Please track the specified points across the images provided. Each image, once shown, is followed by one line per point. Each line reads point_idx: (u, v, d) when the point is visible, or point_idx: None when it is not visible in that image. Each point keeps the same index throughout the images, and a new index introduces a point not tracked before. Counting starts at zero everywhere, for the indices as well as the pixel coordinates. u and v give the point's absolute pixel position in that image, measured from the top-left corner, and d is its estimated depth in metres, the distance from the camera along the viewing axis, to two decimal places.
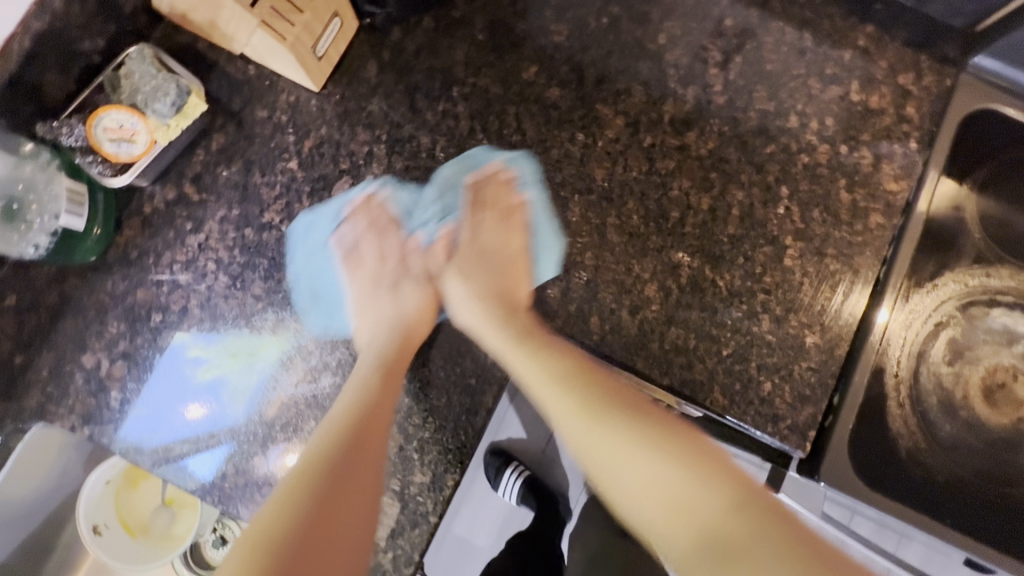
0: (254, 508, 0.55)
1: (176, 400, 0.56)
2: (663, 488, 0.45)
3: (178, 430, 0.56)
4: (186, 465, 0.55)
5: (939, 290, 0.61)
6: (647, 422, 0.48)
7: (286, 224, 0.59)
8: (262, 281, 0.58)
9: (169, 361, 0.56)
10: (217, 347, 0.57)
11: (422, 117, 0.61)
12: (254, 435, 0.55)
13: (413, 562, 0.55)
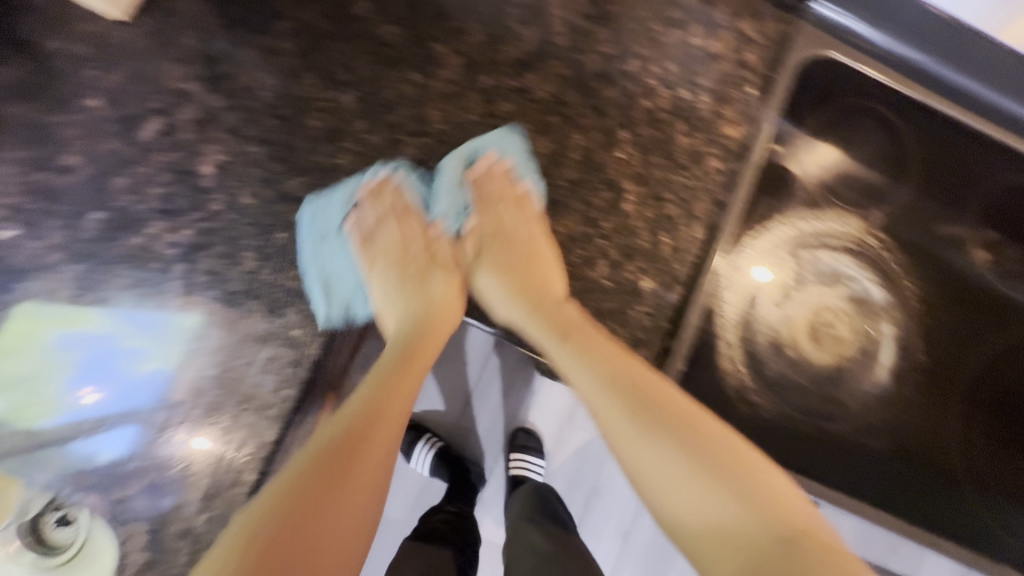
0: (159, 495, 0.54)
1: (86, 374, 0.52)
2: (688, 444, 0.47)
3: (77, 411, 0.52)
4: (89, 443, 0.53)
5: (768, 234, 0.63)
6: (692, 433, 0.47)
7: (86, 167, 0.54)
8: (60, 229, 0.53)
9: (91, 337, 0.53)
10: (154, 335, 0.53)
11: (242, 51, 0.57)
12: (161, 419, 0.53)
13: (234, 520, 0.53)
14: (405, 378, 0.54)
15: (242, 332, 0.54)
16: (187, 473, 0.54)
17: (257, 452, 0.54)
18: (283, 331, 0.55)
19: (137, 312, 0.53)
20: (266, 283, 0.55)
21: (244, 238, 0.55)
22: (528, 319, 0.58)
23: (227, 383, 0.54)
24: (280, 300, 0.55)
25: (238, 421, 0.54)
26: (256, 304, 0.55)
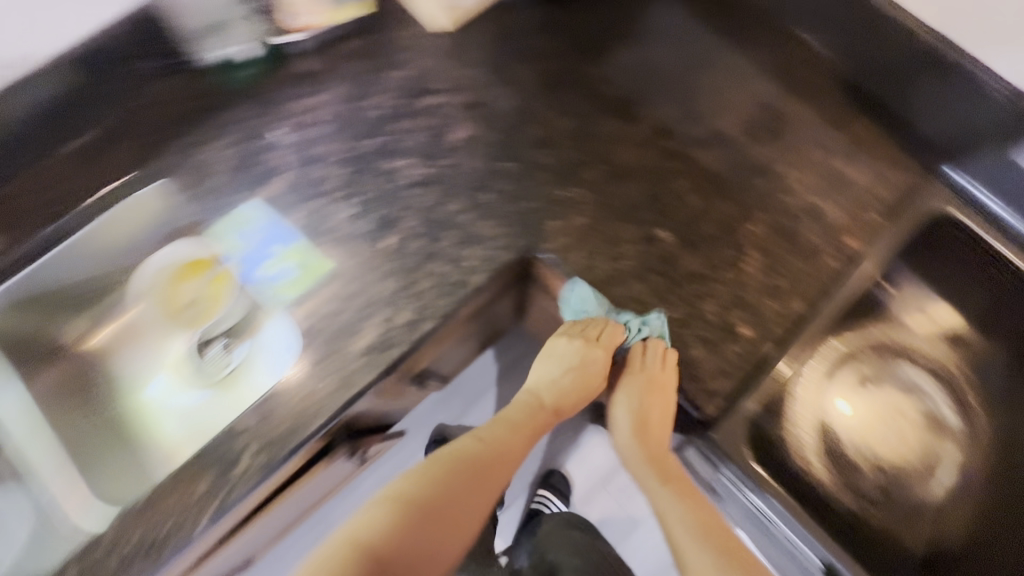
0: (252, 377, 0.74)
1: (249, 271, 0.77)
2: (670, 507, 0.71)
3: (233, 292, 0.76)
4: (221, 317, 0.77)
5: (859, 335, 0.83)
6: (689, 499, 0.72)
7: (382, 112, 0.80)
8: (350, 142, 0.79)
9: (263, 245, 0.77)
10: (292, 272, 0.74)
11: (505, 76, 0.83)
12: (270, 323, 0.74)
13: (372, 374, 0.69)
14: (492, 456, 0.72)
15: (432, 249, 0.74)
16: (353, 329, 0.71)
17: (408, 334, 0.70)
18: (460, 258, 0.74)
19: (375, 212, 0.76)
20: (463, 224, 0.75)
21: (461, 189, 0.77)
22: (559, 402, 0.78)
23: (408, 278, 0.73)
24: (468, 238, 0.74)
25: (404, 307, 0.71)
26: (450, 234, 0.75)
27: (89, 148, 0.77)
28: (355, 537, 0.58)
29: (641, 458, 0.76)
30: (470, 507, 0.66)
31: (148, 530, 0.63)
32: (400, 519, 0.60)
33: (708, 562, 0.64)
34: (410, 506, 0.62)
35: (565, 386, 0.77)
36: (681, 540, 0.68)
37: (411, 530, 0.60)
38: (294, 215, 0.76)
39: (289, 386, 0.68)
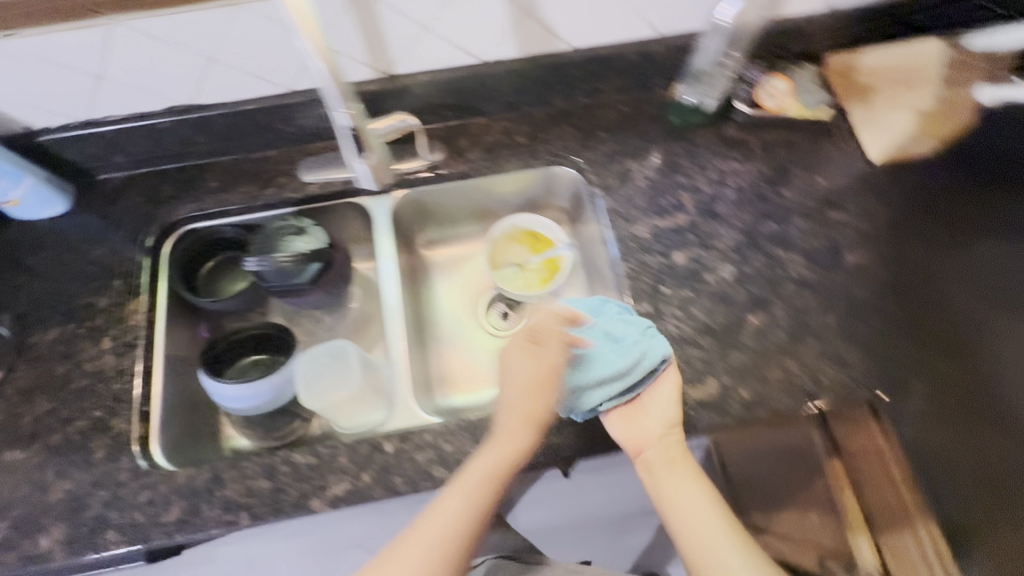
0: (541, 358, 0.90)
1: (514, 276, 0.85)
2: (700, 518, 0.66)
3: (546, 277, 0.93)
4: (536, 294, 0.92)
5: None
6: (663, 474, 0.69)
7: (790, 202, 0.83)
8: (752, 215, 0.82)
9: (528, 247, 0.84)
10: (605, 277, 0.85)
11: (921, 224, 0.81)
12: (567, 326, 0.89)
13: (699, 429, 0.71)
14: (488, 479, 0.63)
15: (792, 349, 0.75)
16: (694, 378, 0.73)
17: (745, 411, 0.72)
18: (817, 370, 0.74)
19: (751, 287, 0.78)
20: (830, 341, 0.75)
21: (839, 307, 0.77)
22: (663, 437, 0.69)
23: (761, 361, 0.74)
24: (830, 356, 0.74)
25: (749, 385, 0.73)
26: (815, 345, 0.75)
27: (544, 117, 0.88)
28: (399, 547, 0.61)
29: (526, 384, 0.68)
30: (455, 506, 0.62)
31: (466, 447, 0.70)
32: (418, 549, 0.60)
33: (718, 558, 0.63)
34: (447, 542, 0.61)
35: (657, 434, 0.69)
36: (706, 556, 0.64)
37: (442, 541, 0.61)
38: (680, 251, 0.80)
39: (624, 396, 0.72)
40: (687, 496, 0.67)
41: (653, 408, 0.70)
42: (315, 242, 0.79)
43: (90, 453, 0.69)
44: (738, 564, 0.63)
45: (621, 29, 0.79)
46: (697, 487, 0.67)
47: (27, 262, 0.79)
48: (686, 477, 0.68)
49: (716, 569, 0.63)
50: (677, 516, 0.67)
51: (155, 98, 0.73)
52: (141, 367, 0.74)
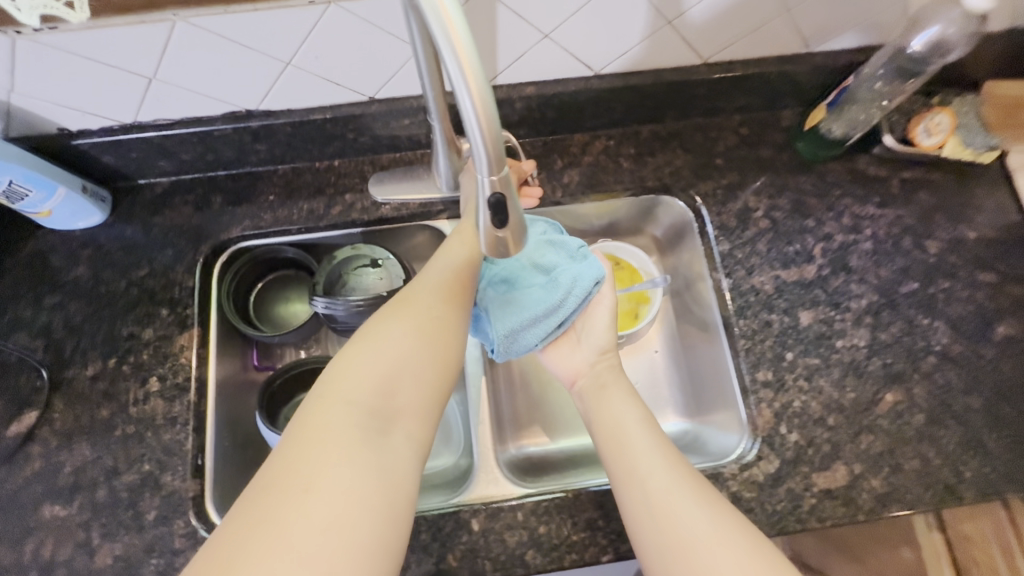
0: None
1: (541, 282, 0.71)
2: (639, 450, 0.55)
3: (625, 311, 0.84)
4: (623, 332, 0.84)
5: None
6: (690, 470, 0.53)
7: (935, 258, 0.72)
8: (889, 272, 0.71)
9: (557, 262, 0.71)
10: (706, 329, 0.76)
11: None
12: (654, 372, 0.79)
13: (822, 524, 0.62)
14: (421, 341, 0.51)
15: (933, 434, 0.65)
16: (820, 465, 0.64)
17: (875, 506, 0.63)
18: (961, 463, 0.64)
19: (887, 358, 0.68)
20: (976, 427, 0.65)
21: (989, 389, 0.67)
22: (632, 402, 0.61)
23: (895, 448, 0.65)
24: (975, 445, 0.65)
25: (880, 475, 0.64)
26: (959, 431, 0.65)
27: (652, 136, 0.76)
28: (330, 391, 0.46)
29: (446, 248, 0.59)
30: (392, 337, 0.50)
31: (562, 530, 0.62)
32: (334, 402, 0.45)
33: (682, 514, 0.49)
34: (392, 380, 0.48)
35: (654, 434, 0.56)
36: (666, 513, 0.50)
37: (359, 408, 0.45)
38: (805, 310, 0.70)
39: (739, 480, 0.64)
40: (648, 451, 0.54)
41: (628, 399, 0.61)
42: (390, 278, 0.69)
43: (140, 514, 0.61)
44: (703, 525, 0.48)
45: (772, 47, 0.66)
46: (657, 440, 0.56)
47: (62, 281, 0.69)
48: (622, 397, 0.61)
49: (683, 528, 0.49)
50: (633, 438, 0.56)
51: (215, 103, 0.61)
52: (194, 415, 0.65)
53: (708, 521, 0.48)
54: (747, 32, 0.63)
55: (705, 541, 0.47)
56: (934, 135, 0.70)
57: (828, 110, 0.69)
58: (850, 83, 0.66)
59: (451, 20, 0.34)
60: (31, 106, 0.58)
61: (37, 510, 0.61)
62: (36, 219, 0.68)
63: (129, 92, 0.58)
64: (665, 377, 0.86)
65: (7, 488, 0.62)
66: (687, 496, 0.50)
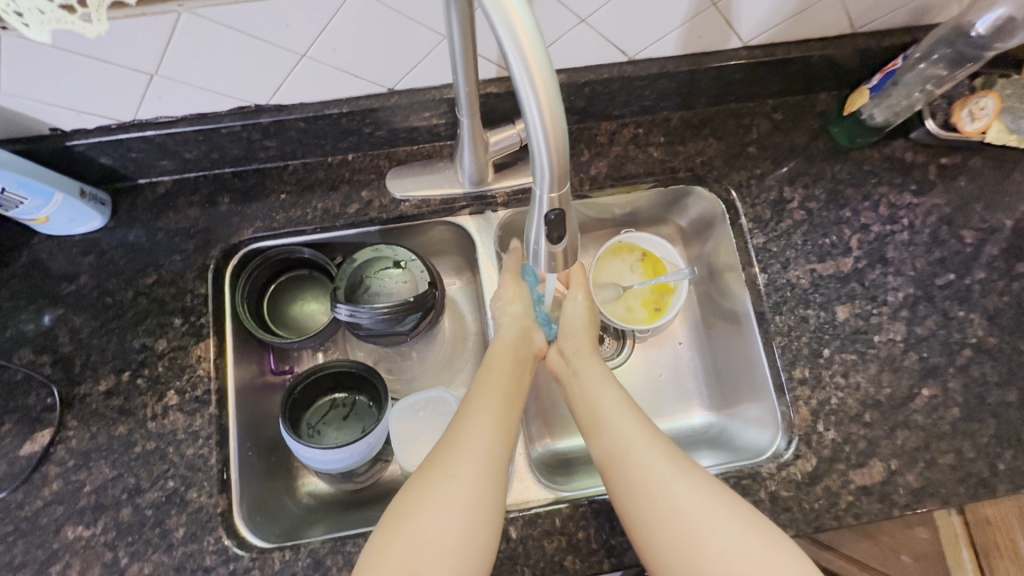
0: (652, 403, 0.81)
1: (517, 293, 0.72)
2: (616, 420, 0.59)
3: (649, 307, 0.82)
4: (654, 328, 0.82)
5: None
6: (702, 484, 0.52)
7: (970, 248, 0.70)
8: (924, 263, 0.70)
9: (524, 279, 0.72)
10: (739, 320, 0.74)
11: None
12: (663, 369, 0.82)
13: (859, 519, 0.62)
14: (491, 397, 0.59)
15: (969, 428, 0.65)
16: (858, 462, 0.64)
17: (910, 500, 0.63)
18: (994, 456, 0.64)
19: (922, 352, 0.67)
20: (1007, 419, 0.65)
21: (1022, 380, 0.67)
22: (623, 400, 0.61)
23: (930, 442, 0.64)
24: (1006, 438, 0.65)
25: (916, 470, 0.64)
26: (993, 424, 0.65)
27: (681, 124, 0.72)
28: (430, 467, 0.52)
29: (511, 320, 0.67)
30: (481, 431, 0.55)
31: (600, 535, 0.61)
32: (447, 475, 0.51)
33: (671, 479, 0.52)
34: (488, 469, 0.52)
35: (655, 441, 0.56)
36: (654, 488, 0.52)
37: (474, 487, 0.51)
38: (842, 304, 0.68)
39: (777, 480, 0.63)
40: (645, 432, 0.57)
41: (609, 396, 0.62)
42: (415, 280, 0.66)
43: (168, 532, 0.59)
44: (692, 500, 0.51)
45: (815, 29, 0.63)
46: (628, 407, 0.60)
47: (66, 291, 0.65)
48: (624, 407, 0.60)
49: (670, 505, 0.51)
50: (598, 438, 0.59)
51: (223, 98, 0.57)
52: (217, 428, 0.62)
53: (719, 518, 0.49)
54: (792, 14, 0.59)
55: (715, 540, 0.48)
56: (978, 120, 0.67)
57: (871, 94, 0.67)
58: (897, 67, 0.64)
59: (513, 8, 0.31)
60: (20, 106, 0.53)
61: (60, 532, 0.59)
62: (31, 226, 0.63)
63: (130, 89, 0.53)
64: (691, 369, 0.82)
65: (25, 511, 0.59)
66: (674, 479, 0.52)
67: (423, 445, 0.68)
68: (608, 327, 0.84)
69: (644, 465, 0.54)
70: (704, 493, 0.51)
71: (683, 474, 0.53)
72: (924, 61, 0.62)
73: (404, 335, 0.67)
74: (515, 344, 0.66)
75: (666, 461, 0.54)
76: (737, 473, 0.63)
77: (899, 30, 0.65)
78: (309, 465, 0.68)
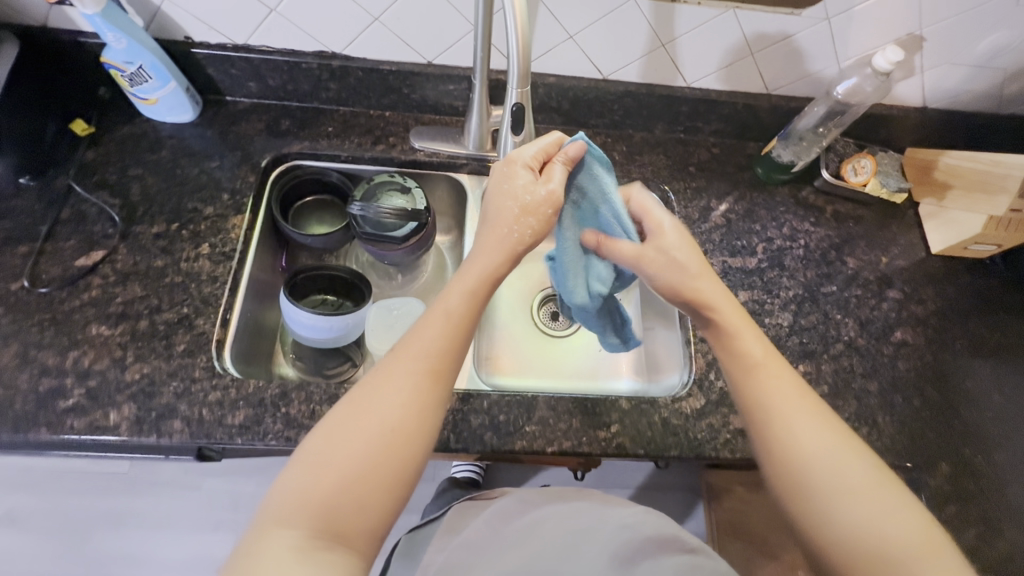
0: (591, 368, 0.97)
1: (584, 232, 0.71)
2: (784, 414, 0.57)
3: None
4: None
5: None
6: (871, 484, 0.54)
7: (850, 271, 0.89)
8: (813, 275, 0.88)
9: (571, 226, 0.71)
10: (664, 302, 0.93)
11: (966, 321, 0.87)
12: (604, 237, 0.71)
13: (733, 454, 0.75)
14: (436, 358, 0.56)
15: (835, 403, 0.79)
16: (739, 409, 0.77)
17: None
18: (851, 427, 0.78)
19: (802, 339, 0.83)
20: (867, 402, 0.80)
21: (881, 375, 0.82)
22: (781, 386, 0.59)
23: None
24: (863, 416, 0.79)
25: None
26: (855, 404, 0.79)
27: (641, 141, 0.94)
28: (348, 416, 0.53)
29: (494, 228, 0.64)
30: (403, 384, 0.54)
31: (518, 421, 0.73)
32: (365, 426, 0.52)
33: (838, 482, 0.54)
34: (422, 398, 0.54)
35: (822, 441, 0.56)
36: (820, 485, 0.54)
37: (394, 438, 0.52)
38: (745, 290, 0.85)
39: (670, 409, 0.76)
40: (813, 430, 0.56)
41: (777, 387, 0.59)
42: (416, 202, 0.84)
43: (172, 345, 0.73)
44: (856, 497, 0.54)
45: (739, 83, 0.87)
46: (791, 390, 0.59)
47: (148, 159, 0.84)
48: (787, 394, 0.58)
49: (833, 505, 0.53)
50: (795, 457, 0.56)
51: (311, 41, 0.80)
52: (231, 278, 0.78)
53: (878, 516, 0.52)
54: (721, 67, 0.84)
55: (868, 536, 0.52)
56: (859, 175, 0.90)
57: (780, 138, 0.88)
58: (792, 120, 0.87)
59: None
60: (174, 14, 0.76)
61: (86, 327, 0.72)
62: (137, 105, 0.83)
63: (252, 17, 0.77)
64: (626, 348, 0.99)
65: (64, 306, 0.73)
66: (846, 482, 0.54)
67: (389, 336, 0.84)
68: (564, 305, 1.02)
69: (813, 463, 0.55)
70: (862, 488, 0.54)
71: (849, 474, 0.54)
72: (808, 114, 0.85)
73: (397, 243, 0.84)
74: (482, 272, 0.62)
75: (833, 465, 0.55)
76: (639, 398, 0.76)
77: (803, 98, 0.89)
78: (293, 330, 0.83)
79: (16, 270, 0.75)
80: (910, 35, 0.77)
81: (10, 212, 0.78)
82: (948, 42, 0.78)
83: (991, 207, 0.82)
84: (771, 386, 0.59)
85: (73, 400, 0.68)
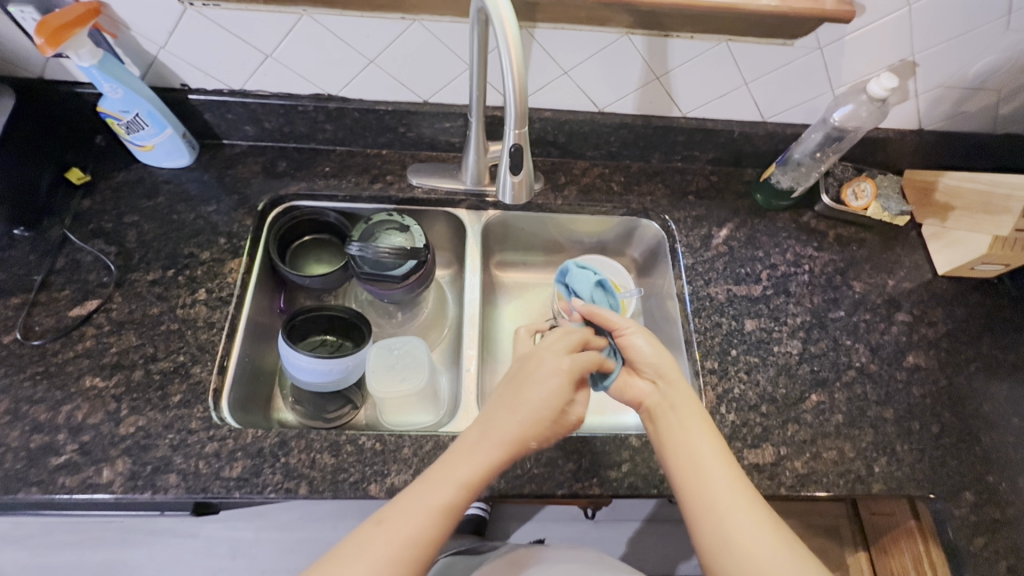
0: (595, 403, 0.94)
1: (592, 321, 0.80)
2: (698, 467, 0.62)
3: None
4: None
5: None
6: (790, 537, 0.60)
7: (856, 295, 0.87)
8: (820, 301, 0.86)
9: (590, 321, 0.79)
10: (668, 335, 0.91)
11: (979, 341, 0.85)
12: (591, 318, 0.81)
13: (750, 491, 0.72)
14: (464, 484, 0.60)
15: (851, 433, 0.77)
16: (752, 443, 0.75)
17: (796, 481, 0.73)
18: (869, 457, 0.75)
19: (813, 368, 0.81)
20: (883, 430, 0.77)
21: (896, 402, 0.79)
22: (697, 439, 0.64)
23: (816, 437, 0.76)
24: (881, 445, 0.76)
25: (802, 459, 0.74)
26: (871, 433, 0.77)
27: (638, 170, 0.94)
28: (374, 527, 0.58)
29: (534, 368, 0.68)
30: (429, 504, 0.59)
31: (525, 463, 0.71)
32: (389, 538, 0.57)
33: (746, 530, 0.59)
34: (446, 515, 0.59)
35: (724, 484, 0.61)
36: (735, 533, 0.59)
37: (412, 549, 0.57)
38: (750, 318, 0.84)
39: None
40: (721, 478, 0.61)
41: (683, 442, 0.64)
42: (415, 241, 0.83)
43: (167, 395, 0.71)
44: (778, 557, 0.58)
45: (735, 113, 0.87)
46: (709, 438, 0.64)
47: (145, 204, 0.83)
48: (695, 449, 0.63)
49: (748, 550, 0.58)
50: (719, 513, 0.59)
51: (308, 84, 0.81)
52: (228, 323, 0.77)
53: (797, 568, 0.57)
54: (716, 96, 0.84)
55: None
56: (860, 199, 0.90)
57: (778, 164, 0.88)
58: (791, 146, 0.87)
59: (507, 20, 0.53)
60: (171, 63, 0.77)
61: (79, 379, 0.71)
62: (135, 151, 0.83)
63: (249, 63, 0.77)
64: None
65: (57, 358, 0.72)
66: (745, 519, 0.59)
67: (390, 379, 0.81)
68: None
69: (718, 509, 0.60)
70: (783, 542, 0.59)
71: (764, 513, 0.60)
72: (806, 141, 0.86)
73: (397, 281, 0.82)
74: (535, 411, 0.64)
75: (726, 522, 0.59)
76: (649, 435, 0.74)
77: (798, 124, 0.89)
78: (292, 375, 0.81)
79: (9, 322, 0.73)
80: (903, 60, 0.78)
81: (5, 263, 0.77)
82: (940, 67, 0.79)
83: (996, 226, 0.81)
84: (682, 446, 0.64)
85: (65, 456, 0.66)
